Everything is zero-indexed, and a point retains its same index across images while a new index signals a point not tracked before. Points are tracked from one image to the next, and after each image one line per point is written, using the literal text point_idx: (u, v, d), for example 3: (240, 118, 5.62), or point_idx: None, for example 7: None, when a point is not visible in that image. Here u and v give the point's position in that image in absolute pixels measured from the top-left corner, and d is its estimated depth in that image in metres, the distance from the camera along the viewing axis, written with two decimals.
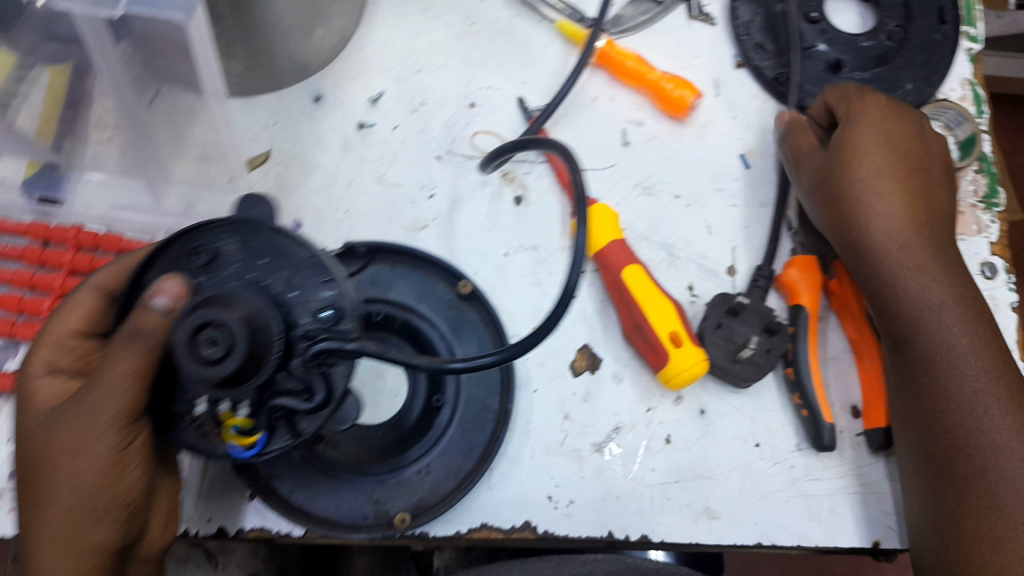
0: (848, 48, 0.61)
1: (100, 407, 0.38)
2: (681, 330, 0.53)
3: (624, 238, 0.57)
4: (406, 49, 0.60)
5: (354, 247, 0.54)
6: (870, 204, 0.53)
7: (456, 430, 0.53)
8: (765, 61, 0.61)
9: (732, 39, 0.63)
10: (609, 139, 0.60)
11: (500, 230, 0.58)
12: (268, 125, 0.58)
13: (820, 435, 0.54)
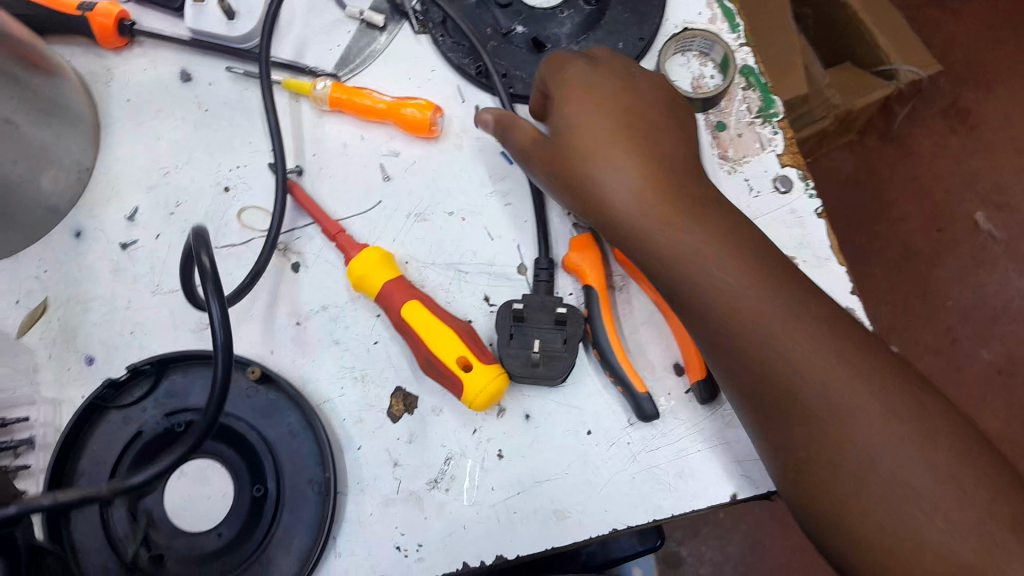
0: (539, 22, 0.62)
1: None
2: (470, 353, 0.52)
3: (402, 274, 0.57)
4: (150, 157, 0.61)
5: (139, 368, 0.55)
6: (603, 178, 0.51)
7: (287, 514, 0.53)
8: (463, 58, 0.61)
9: (460, 40, 0.62)
10: (370, 178, 0.60)
11: (288, 301, 0.58)
12: (39, 276, 0.59)
13: (640, 406, 0.53)
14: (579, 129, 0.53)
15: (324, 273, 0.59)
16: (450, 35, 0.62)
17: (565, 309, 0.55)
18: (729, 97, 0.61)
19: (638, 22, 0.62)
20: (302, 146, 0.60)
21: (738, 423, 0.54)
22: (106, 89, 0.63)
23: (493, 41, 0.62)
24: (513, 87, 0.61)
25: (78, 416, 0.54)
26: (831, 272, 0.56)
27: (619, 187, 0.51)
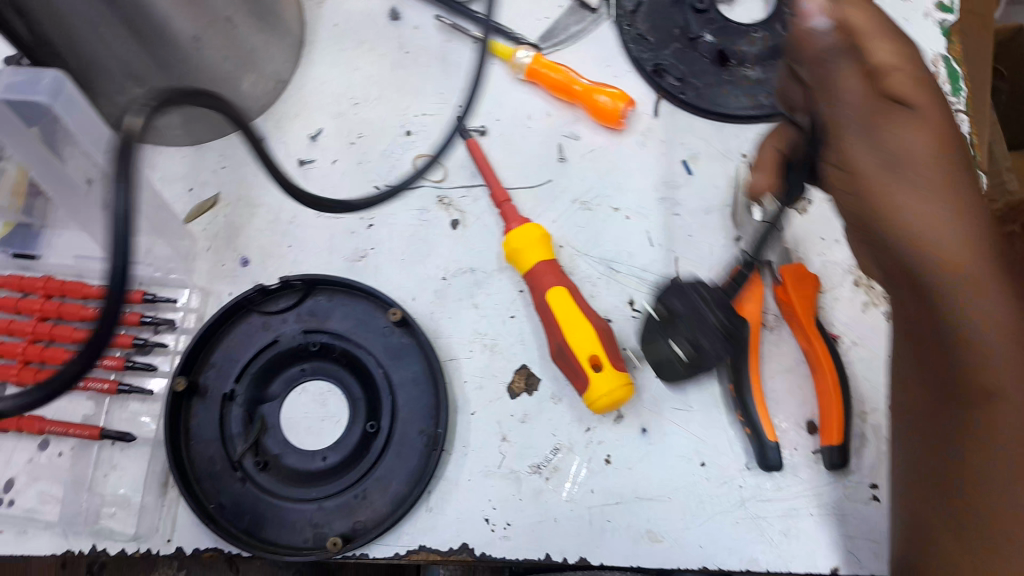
0: (738, 36, 0.59)
1: None
2: (602, 353, 0.51)
3: (556, 258, 0.56)
4: (344, 85, 0.62)
5: (290, 282, 0.56)
6: (920, 216, 0.38)
7: (391, 457, 0.54)
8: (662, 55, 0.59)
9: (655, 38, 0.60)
10: (546, 156, 0.59)
11: (440, 255, 0.59)
12: (216, 170, 0.61)
13: (765, 454, 0.52)
14: (904, 99, 0.37)
15: (480, 236, 0.59)
16: (651, 32, 0.60)
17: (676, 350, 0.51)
18: None
19: None
20: (489, 108, 0.61)
21: (861, 498, 0.52)
22: (318, 9, 0.64)
23: (676, 42, 0.59)
24: (683, 93, 0.59)
25: (225, 309, 0.56)
26: None
27: (947, 234, 0.37)
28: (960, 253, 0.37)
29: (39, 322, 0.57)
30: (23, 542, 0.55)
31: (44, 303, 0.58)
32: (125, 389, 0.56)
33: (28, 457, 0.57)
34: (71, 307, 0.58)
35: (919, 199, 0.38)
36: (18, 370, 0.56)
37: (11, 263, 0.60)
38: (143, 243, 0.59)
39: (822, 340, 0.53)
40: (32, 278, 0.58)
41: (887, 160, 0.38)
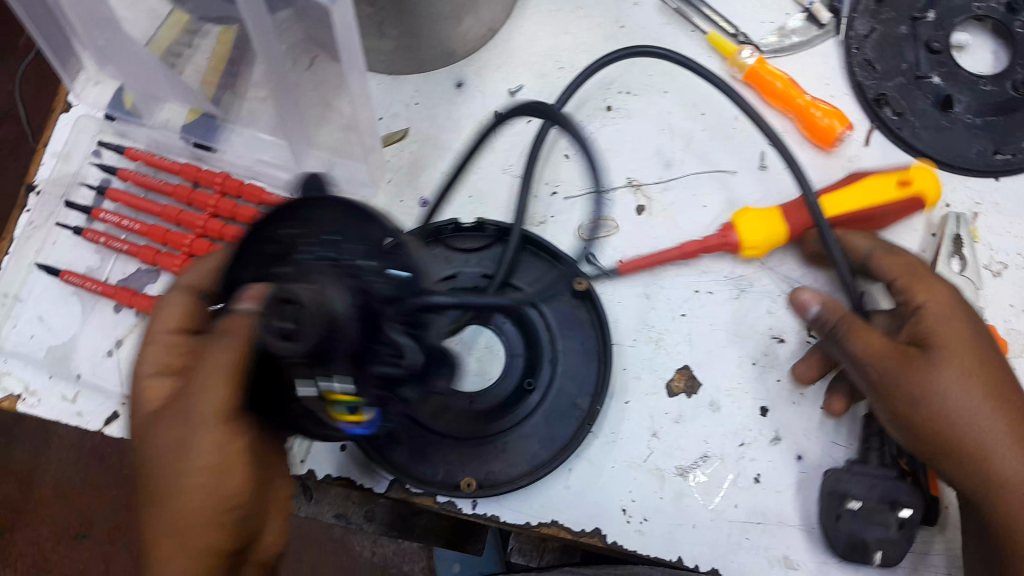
0: (966, 87, 0.58)
1: (205, 397, 0.41)
2: (895, 175, 0.54)
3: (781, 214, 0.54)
4: (552, 45, 0.61)
5: (484, 225, 0.55)
6: (970, 420, 0.45)
7: (540, 418, 0.53)
8: (881, 85, 0.58)
9: (879, 66, 0.59)
10: (747, 160, 0.58)
11: (621, 238, 0.58)
12: (409, 105, 0.60)
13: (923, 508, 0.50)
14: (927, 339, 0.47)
15: (667, 224, 0.57)
16: (874, 59, 0.59)
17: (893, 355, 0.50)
18: None
19: None
20: (697, 102, 0.59)
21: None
22: None
23: (901, 77, 0.58)
24: (899, 129, 0.58)
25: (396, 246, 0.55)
26: None
27: (978, 402, 0.45)
28: (995, 433, 0.45)
29: (211, 219, 0.56)
30: None
31: (219, 200, 0.57)
32: None
33: None
34: (246, 210, 0.57)
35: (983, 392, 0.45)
36: (182, 261, 0.55)
37: (189, 151, 0.59)
38: (325, 160, 0.59)
39: None
40: (210, 174, 0.58)
41: (952, 374, 0.45)
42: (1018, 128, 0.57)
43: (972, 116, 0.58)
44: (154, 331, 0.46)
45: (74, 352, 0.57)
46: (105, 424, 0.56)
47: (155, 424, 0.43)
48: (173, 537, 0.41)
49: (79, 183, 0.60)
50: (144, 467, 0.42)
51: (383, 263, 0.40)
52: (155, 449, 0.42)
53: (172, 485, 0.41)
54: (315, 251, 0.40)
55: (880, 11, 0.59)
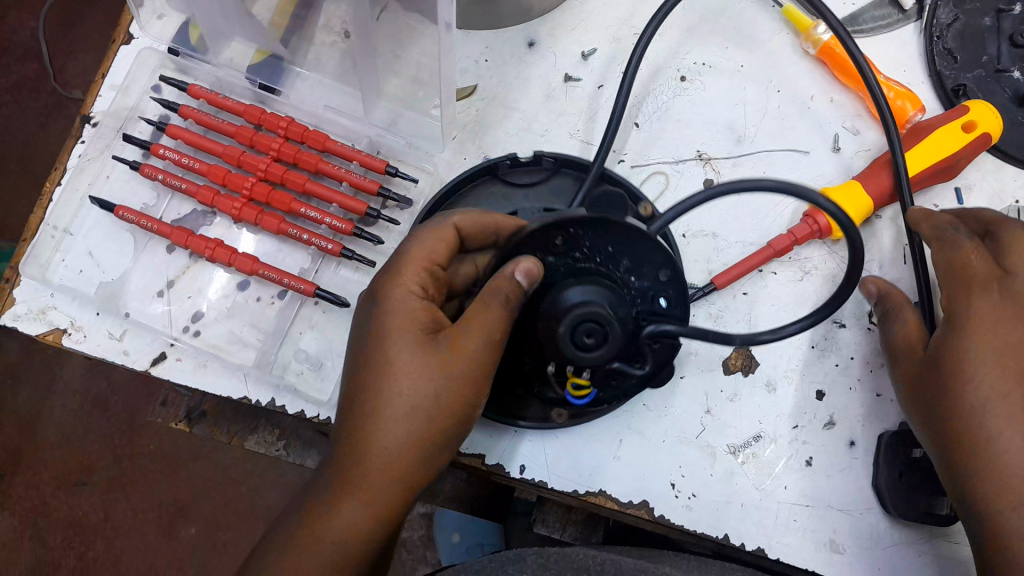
0: None
1: (472, 345, 0.44)
2: (961, 121, 0.53)
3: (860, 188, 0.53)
4: (628, 10, 0.60)
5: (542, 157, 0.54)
6: (983, 413, 0.46)
7: None
8: (959, 75, 0.57)
9: (958, 55, 0.58)
10: (818, 142, 0.57)
11: (686, 211, 0.57)
12: (479, 61, 0.59)
13: None
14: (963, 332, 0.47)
15: (733, 201, 0.57)
16: (954, 48, 0.58)
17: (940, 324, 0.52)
18: None
19: None
20: (771, 78, 0.59)
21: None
22: None
23: (981, 69, 0.57)
24: None
25: (460, 179, 0.54)
26: None
27: (986, 396, 0.46)
28: (998, 427, 0.45)
29: (274, 163, 0.55)
30: (202, 376, 0.53)
31: (283, 144, 0.56)
32: (348, 256, 0.54)
33: (225, 293, 0.56)
34: (309, 156, 0.56)
35: (1000, 390, 0.45)
36: (242, 206, 0.54)
37: (253, 93, 0.59)
38: (389, 113, 0.58)
39: None
40: (274, 117, 0.56)
41: (964, 367, 0.46)
42: None
43: None
44: (415, 257, 0.46)
45: (123, 291, 0.56)
46: (152, 364, 0.54)
47: (409, 353, 0.44)
48: (395, 462, 0.44)
49: (138, 117, 0.59)
50: (366, 390, 0.44)
51: (637, 279, 0.46)
52: (403, 378, 0.44)
53: (416, 417, 0.44)
54: (596, 258, 0.45)
55: (963, 0, 0.58)
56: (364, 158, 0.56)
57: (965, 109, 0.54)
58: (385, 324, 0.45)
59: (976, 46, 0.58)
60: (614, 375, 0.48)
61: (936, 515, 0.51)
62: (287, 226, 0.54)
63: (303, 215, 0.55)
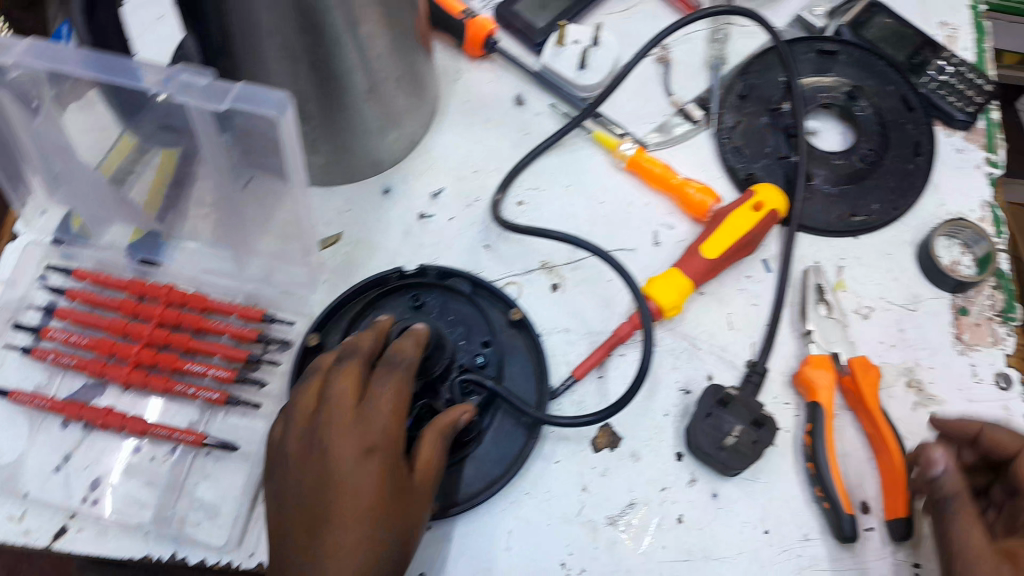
0: (822, 163, 0.67)
1: (426, 478, 0.50)
2: (754, 202, 0.63)
3: (681, 280, 0.61)
4: (467, 153, 0.69)
5: (425, 269, 0.62)
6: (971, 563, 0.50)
7: (491, 438, 0.59)
8: (741, 163, 0.67)
9: (741, 149, 0.68)
10: (642, 239, 0.66)
11: (540, 314, 0.64)
12: (342, 212, 0.66)
13: (841, 527, 0.56)
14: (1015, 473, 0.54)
15: (578, 298, 0.64)
16: (735, 139, 0.68)
17: (766, 417, 0.58)
18: (977, 291, 0.66)
19: (904, 192, 0.67)
20: (594, 192, 0.68)
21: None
22: (451, 84, 0.72)
23: (767, 159, 0.67)
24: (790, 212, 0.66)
25: (346, 295, 0.61)
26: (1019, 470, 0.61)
27: None
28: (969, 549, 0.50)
29: (157, 327, 0.60)
30: (103, 543, 0.55)
31: (164, 310, 0.61)
32: (236, 400, 0.59)
33: (121, 457, 0.59)
34: (189, 317, 0.61)
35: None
36: (129, 372, 0.59)
37: (134, 269, 0.64)
38: (265, 268, 0.64)
39: (886, 422, 0.59)
40: (152, 288, 0.62)
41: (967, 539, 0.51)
42: (870, 194, 0.67)
43: (832, 186, 0.67)
44: (396, 379, 0.50)
45: (21, 471, 0.58)
46: (52, 540, 0.56)
47: (377, 482, 0.47)
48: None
49: (26, 306, 0.63)
50: (345, 512, 0.47)
51: (465, 342, 0.60)
52: (374, 512, 0.47)
53: (383, 564, 0.47)
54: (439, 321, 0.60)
55: (743, 106, 0.69)
56: (242, 310, 0.61)
57: (753, 192, 0.63)
58: (352, 468, 0.48)
59: (761, 141, 0.68)
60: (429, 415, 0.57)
61: (722, 450, 0.57)
62: (173, 384, 0.59)
63: (187, 370, 0.59)
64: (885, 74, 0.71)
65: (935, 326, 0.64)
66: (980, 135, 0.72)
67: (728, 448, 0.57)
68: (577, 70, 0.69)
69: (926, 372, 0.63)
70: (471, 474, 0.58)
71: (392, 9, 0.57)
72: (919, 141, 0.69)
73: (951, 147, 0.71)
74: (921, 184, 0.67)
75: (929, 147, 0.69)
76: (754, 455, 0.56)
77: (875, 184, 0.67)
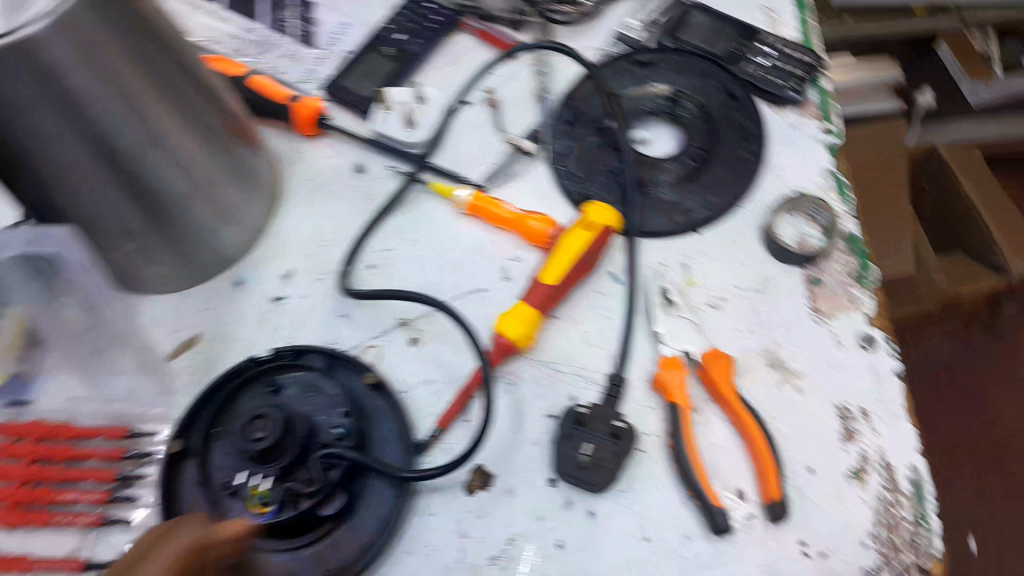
0: (654, 167, 0.71)
1: None
2: (584, 224, 0.66)
3: (525, 308, 0.63)
4: (314, 229, 0.71)
5: (280, 351, 0.62)
6: None
7: (353, 517, 0.57)
8: (574, 186, 0.71)
9: (574, 172, 0.72)
10: (491, 276, 0.67)
11: (402, 368, 0.63)
12: (196, 312, 0.67)
13: (714, 518, 0.57)
14: None
15: (440, 349, 0.64)
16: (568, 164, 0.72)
17: (622, 424, 0.59)
18: (829, 258, 0.67)
19: (733, 182, 0.70)
20: (443, 239, 0.69)
21: (789, 555, 0.57)
22: (289, 167, 0.74)
23: (603, 177, 0.71)
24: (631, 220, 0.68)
25: (207, 390, 0.61)
26: (894, 426, 0.61)
27: None
28: None
29: (31, 463, 0.59)
30: None
31: (35, 445, 0.60)
32: (112, 520, 0.58)
33: None
34: (59, 448, 0.60)
35: None
36: (7, 513, 0.57)
37: None
38: (127, 383, 0.64)
39: (744, 407, 0.60)
40: (20, 425, 0.61)
41: None
42: (708, 188, 0.70)
43: (669, 187, 0.70)
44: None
45: None
46: None
47: None
48: None
49: None
50: None
51: (322, 416, 0.58)
52: None
53: None
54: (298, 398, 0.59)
55: (572, 132, 0.73)
56: (107, 430, 0.61)
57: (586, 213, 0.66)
58: None
59: (595, 160, 0.72)
60: (290, 495, 0.55)
61: (585, 466, 0.58)
62: (49, 518, 0.57)
63: (62, 500, 0.58)
64: (706, 73, 0.75)
65: (790, 302, 0.65)
66: (812, 108, 0.75)
67: (594, 466, 0.58)
68: (410, 133, 0.75)
69: (786, 348, 0.64)
70: (342, 548, 0.56)
71: (191, 118, 0.59)
72: (746, 129, 0.72)
73: (785, 123, 0.74)
74: (753, 169, 0.70)
75: (755, 133, 0.72)
76: (615, 461, 0.58)
77: (712, 180, 0.70)
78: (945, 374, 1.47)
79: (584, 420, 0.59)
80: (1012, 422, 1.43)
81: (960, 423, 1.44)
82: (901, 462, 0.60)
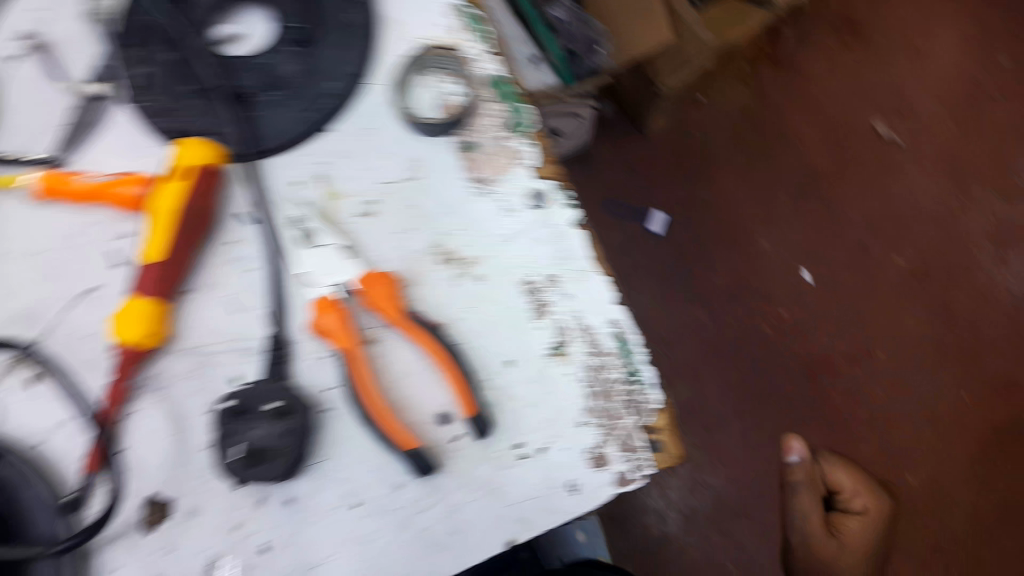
0: (248, 67, 0.57)
1: None
2: (178, 165, 0.53)
3: (139, 300, 0.52)
4: None
5: None
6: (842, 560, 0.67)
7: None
8: (155, 120, 0.56)
9: (158, 99, 0.56)
10: (95, 268, 0.54)
11: (19, 421, 0.51)
12: None
13: (418, 463, 0.51)
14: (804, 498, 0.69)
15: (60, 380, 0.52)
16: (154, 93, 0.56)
17: (284, 402, 0.52)
18: (476, 113, 0.57)
19: (344, 52, 0.57)
20: (25, 239, 0.54)
21: (508, 465, 0.52)
22: None
23: (190, 97, 0.56)
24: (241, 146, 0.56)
25: None
26: (584, 285, 0.55)
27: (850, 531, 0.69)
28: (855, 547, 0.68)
29: None
30: None
31: None
32: None
33: None
34: None
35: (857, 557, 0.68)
36: None
37: None
38: None
39: (414, 325, 0.52)
40: None
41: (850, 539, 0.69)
42: (320, 70, 0.56)
43: (274, 86, 0.57)
44: None
45: None
46: None
47: None
48: None
49: None
50: None
51: None
52: None
53: None
54: None
55: (147, 50, 0.56)
56: None
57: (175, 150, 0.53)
58: None
59: (181, 79, 0.57)
60: None
61: (260, 460, 0.50)
62: None
63: None
64: None
65: (445, 181, 0.56)
66: None
67: (269, 456, 0.51)
68: None
69: (456, 238, 0.55)
70: None
71: None
72: None
73: None
74: (370, 32, 0.57)
75: None
76: (296, 444, 0.51)
77: (331, 58, 0.57)
78: (723, 133, 1.54)
79: (242, 408, 0.52)
80: (790, 158, 1.53)
81: (750, 172, 1.52)
82: (600, 322, 0.54)
